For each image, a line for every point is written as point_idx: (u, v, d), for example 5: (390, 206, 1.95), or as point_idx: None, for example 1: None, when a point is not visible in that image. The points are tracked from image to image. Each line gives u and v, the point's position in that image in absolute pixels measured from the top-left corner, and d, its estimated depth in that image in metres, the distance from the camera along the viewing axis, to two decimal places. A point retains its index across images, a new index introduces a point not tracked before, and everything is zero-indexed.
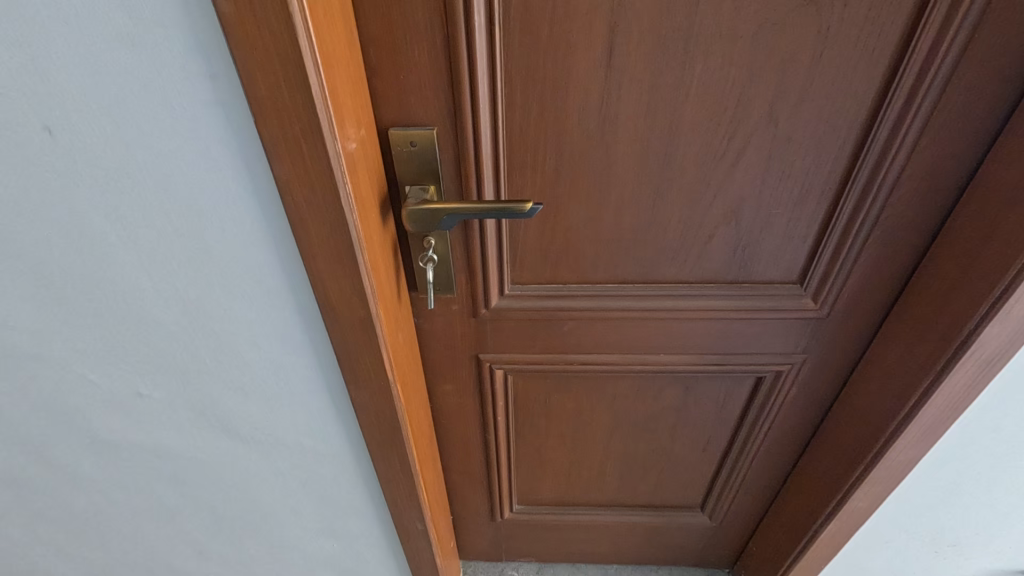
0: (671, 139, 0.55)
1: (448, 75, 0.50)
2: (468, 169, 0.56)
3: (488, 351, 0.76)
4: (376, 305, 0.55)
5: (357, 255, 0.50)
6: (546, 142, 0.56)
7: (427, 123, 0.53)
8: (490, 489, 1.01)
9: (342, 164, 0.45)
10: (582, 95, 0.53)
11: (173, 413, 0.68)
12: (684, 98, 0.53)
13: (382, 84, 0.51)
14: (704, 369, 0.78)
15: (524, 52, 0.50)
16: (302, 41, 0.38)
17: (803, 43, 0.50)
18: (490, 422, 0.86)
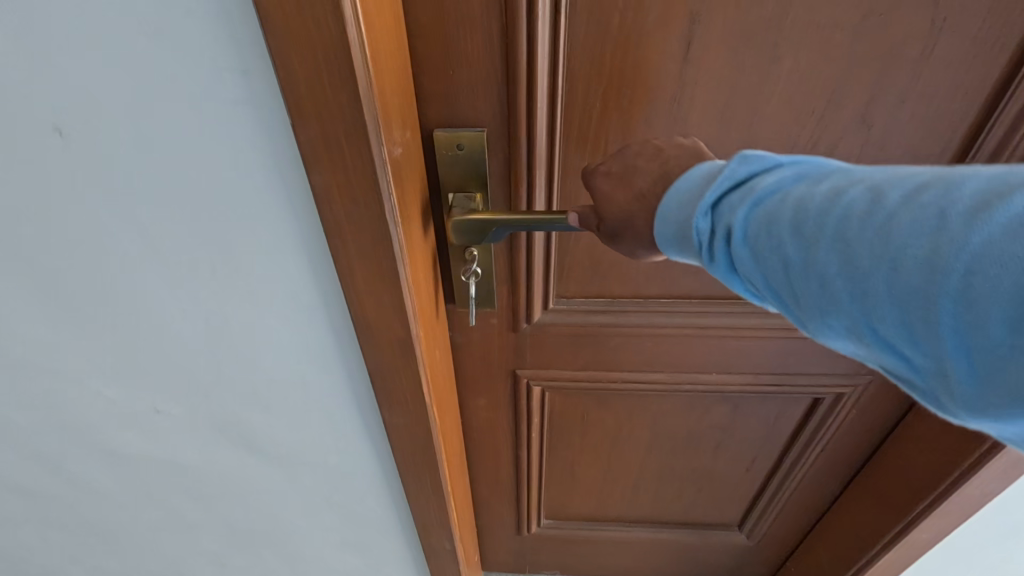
0: (748, 143, 0.49)
1: (504, 73, 0.45)
2: (518, 174, 0.50)
3: (526, 366, 0.71)
4: (417, 325, 0.50)
5: (399, 272, 0.44)
6: (607, 147, 0.50)
7: (477, 123, 0.47)
8: (519, 504, 0.97)
9: (388, 173, 0.39)
10: (652, 92, 0.47)
11: (192, 430, 0.63)
12: (766, 98, 0.47)
13: (428, 80, 0.45)
14: (759, 390, 0.73)
15: (590, 46, 0.44)
16: (352, 35, 0.33)
17: (911, 36, 0.43)
18: (524, 438, 0.82)
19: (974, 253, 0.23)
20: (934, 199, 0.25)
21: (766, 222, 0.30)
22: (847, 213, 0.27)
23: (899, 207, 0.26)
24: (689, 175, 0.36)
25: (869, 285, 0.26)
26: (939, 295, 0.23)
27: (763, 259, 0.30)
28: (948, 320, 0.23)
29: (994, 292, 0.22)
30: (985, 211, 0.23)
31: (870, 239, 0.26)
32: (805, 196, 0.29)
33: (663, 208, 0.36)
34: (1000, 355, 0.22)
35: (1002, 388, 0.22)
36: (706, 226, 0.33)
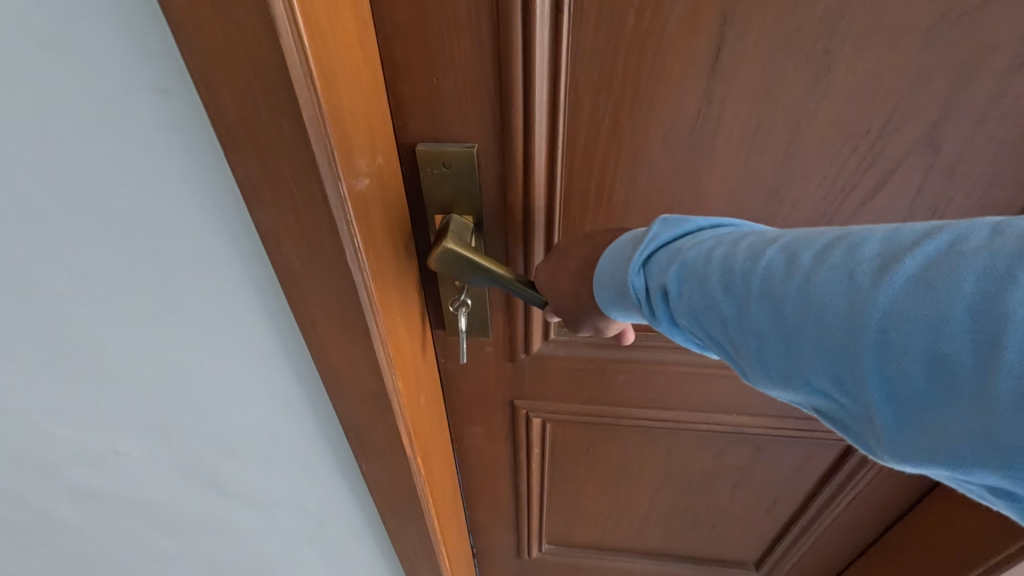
0: (786, 166, 0.42)
1: (495, 85, 0.38)
2: (514, 197, 0.44)
3: (525, 398, 0.65)
4: (395, 377, 0.43)
5: (368, 323, 0.38)
6: (618, 168, 0.43)
7: (465, 139, 0.41)
8: (518, 530, 0.91)
9: (351, 213, 0.33)
10: (672, 107, 0.39)
11: (154, 481, 0.57)
12: (811, 115, 0.39)
13: (408, 89, 0.39)
14: (785, 431, 0.65)
15: (598, 54, 0.37)
16: (290, 50, 0.26)
17: (1001, 43, 0.35)
18: (524, 468, 0.76)
19: (885, 311, 0.28)
20: (839, 261, 0.31)
21: (699, 279, 0.36)
22: (768, 273, 0.33)
23: (812, 268, 0.32)
24: (614, 241, 0.43)
25: (801, 338, 0.31)
26: (861, 346, 0.28)
27: (704, 313, 0.36)
28: (874, 370, 0.28)
29: (912, 345, 0.27)
30: (885, 275, 0.28)
31: (794, 298, 0.32)
32: (731, 257, 0.35)
33: (598, 274, 0.43)
34: (916, 398, 0.27)
35: (922, 425, 0.27)
36: (641, 284, 0.40)
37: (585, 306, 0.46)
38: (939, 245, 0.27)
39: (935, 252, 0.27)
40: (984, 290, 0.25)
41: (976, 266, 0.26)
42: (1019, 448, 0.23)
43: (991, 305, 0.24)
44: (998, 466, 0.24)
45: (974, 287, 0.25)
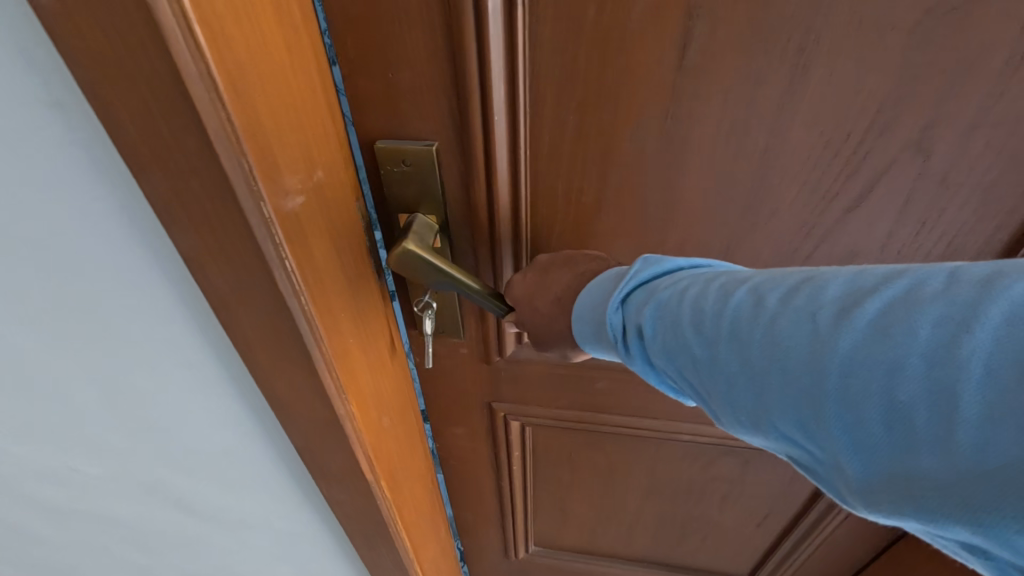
0: (764, 170, 0.39)
1: (450, 88, 0.37)
2: (479, 199, 0.43)
3: (503, 400, 0.63)
4: (348, 403, 0.42)
5: (310, 349, 0.37)
6: (587, 167, 0.41)
7: (426, 136, 0.40)
8: (504, 530, 0.91)
9: (279, 231, 0.31)
10: (640, 106, 0.37)
11: (115, 493, 0.57)
12: (789, 117, 0.36)
13: (365, 84, 0.37)
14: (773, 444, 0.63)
15: (559, 51, 0.35)
16: (185, 63, 0.25)
17: (994, 42, 0.32)
18: (504, 469, 0.75)
19: (845, 357, 0.28)
20: (802, 305, 0.31)
21: (670, 317, 0.36)
22: (736, 314, 0.33)
23: (777, 310, 0.32)
24: (597, 277, 0.42)
25: (765, 382, 0.31)
26: (823, 393, 0.29)
27: (674, 352, 0.36)
28: (837, 418, 0.28)
29: (871, 393, 0.27)
30: (845, 320, 0.29)
31: (759, 341, 0.32)
32: (699, 298, 0.35)
33: (578, 314, 0.42)
34: (877, 449, 0.27)
35: (885, 476, 0.27)
36: (618, 322, 0.40)
37: (551, 313, 0.44)
38: (897, 290, 0.28)
39: (892, 296, 0.28)
40: (939, 337, 0.26)
41: (932, 312, 0.26)
42: (977, 496, 0.24)
43: (946, 352, 0.25)
44: (960, 514, 0.25)
45: (930, 335, 0.26)
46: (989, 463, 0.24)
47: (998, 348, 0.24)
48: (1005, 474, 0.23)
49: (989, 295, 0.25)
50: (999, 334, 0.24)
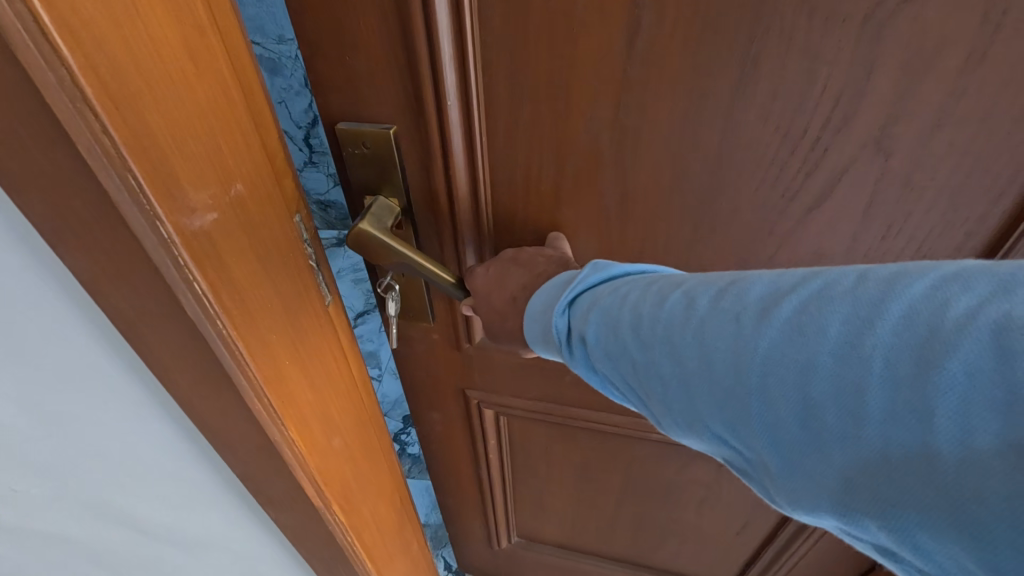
0: (720, 167, 0.39)
1: (405, 74, 0.38)
2: (439, 183, 0.43)
3: (476, 387, 0.65)
4: (286, 430, 0.39)
5: (233, 374, 0.34)
6: (543, 156, 0.41)
7: (384, 121, 0.41)
8: (486, 519, 0.92)
9: (183, 254, 0.28)
10: (592, 96, 0.37)
11: (38, 536, 0.50)
12: (742, 112, 0.36)
13: (325, 67, 0.39)
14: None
15: (509, 37, 0.36)
16: (39, 69, 0.21)
17: (952, 37, 0.30)
18: (482, 458, 0.76)
19: (763, 356, 0.27)
20: (728, 304, 0.30)
21: (611, 320, 0.35)
22: (669, 316, 0.32)
23: (706, 311, 0.31)
24: (550, 280, 0.41)
25: (694, 385, 0.30)
26: (744, 393, 0.28)
27: (615, 356, 0.35)
28: (757, 417, 0.28)
29: (787, 390, 0.26)
30: (764, 321, 0.28)
31: (689, 341, 0.31)
32: (639, 302, 0.34)
33: (529, 316, 0.42)
34: (795, 449, 0.26)
35: (804, 478, 0.27)
36: (563, 324, 0.39)
37: (508, 307, 0.44)
38: (814, 288, 0.27)
39: (809, 294, 0.27)
40: (848, 333, 0.25)
41: (842, 309, 0.26)
42: (886, 493, 0.24)
43: (852, 348, 0.25)
44: (874, 513, 0.25)
45: (840, 331, 0.25)
46: (894, 457, 0.23)
47: (897, 342, 0.23)
48: (907, 470, 0.23)
49: (894, 290, 0.24)
50: (899, 329, 0.24)
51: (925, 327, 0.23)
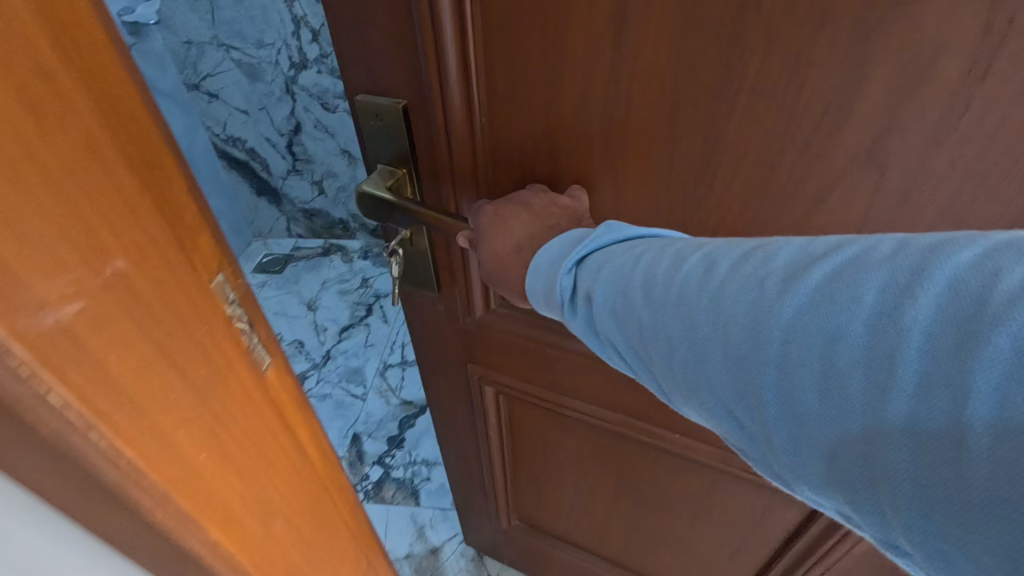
0: (677, 145, 0.44)
1: (415, 40, 0.44)
2: (442, 147, 0.51)
3: (477, 362, 0.69)
4: (207, 540, 0.30)
5: (112, 497, 0.25)
6: (534, 126, 0.48)
7: (397, 93, 0.48)
8: (487, 500, 0.96)
9: (25, 361, 0.20)
10: (574, 74, 0.44)
11: None
12: (698, 96, 0.41)
13: (351, 42, 0.46)
14: (735, 468, 0.63)
15: (509, 21, 0.43)
16: None
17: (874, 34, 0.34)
18: (482, 436, 0.80)
19: (789, 323, 0.30)
20: (755, 270, 0.33)
21: (620, 284, 0.39)
22: (689, 277, 0.36)
23: (728, 276, 0.34)
24: (563, 234, 0.46)
25: (709, 348, 0.34)
26: (766, 357, 0.31)
27: (620, 317, 0.39)
28: (776, 381, 0.30)
29: (812, 357, 0.29)
30: (789, 289, 0.30)
31: (709, 305, 0.34)
32: (651, 267, 0.38)
33: (533, 273, 0.46)
34: (811, 413, 0.29)
35: (810, 433, 0.29)
36: (567, 282, 0.43)
37: (514, 258, 0.49)
38: (843, 259, 0.29)
39: (840, 265, 0.29)
40: (881, 306, 0.27)
41: (877, 280, 0.27)
42: (901, 465, 0.26)
43: (886, 320, 0.26)
44: (882, 481, 0.27)
45: (874, 303, 0.27)
46: (920, 431, 0.25)
47: (937, 316, 0.25)
48: (932, 445, 0.25)
49: (933, 261, 0.26)
50: (939, 302, 0.25)
51: (971, 298, 0.24)
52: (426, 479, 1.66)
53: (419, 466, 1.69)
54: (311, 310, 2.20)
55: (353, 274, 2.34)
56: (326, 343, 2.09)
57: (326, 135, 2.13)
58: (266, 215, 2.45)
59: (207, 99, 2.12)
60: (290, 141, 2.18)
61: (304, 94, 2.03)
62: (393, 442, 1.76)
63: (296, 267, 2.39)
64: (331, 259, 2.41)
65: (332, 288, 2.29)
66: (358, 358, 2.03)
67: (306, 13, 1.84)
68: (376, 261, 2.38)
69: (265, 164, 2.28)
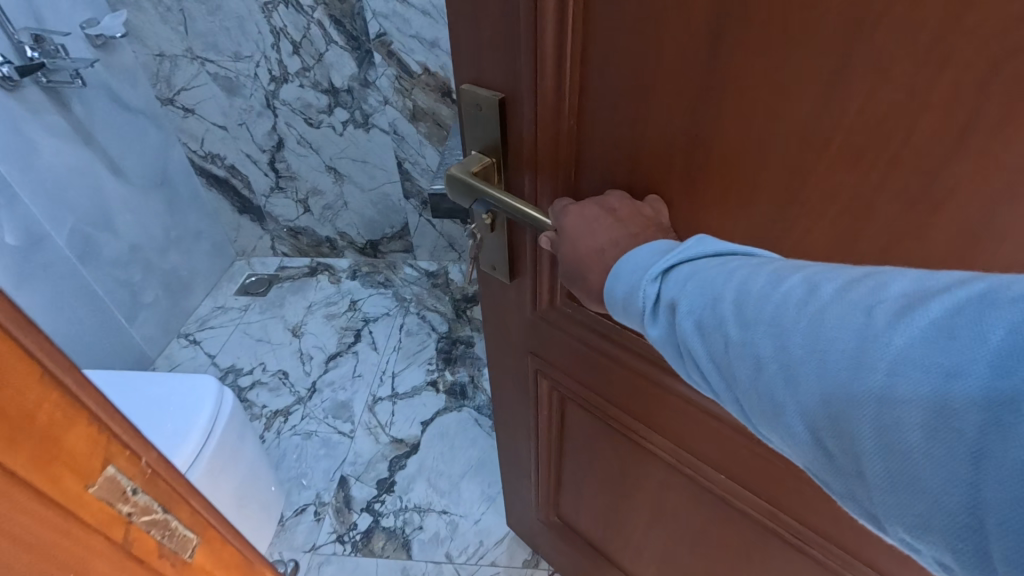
0: (764, 166, 0.47)
1: (521, 48, 0.50)
2: (529, 147, 0.57)
3: (539, 354, 0.76)
4: None
5: None
6: (622, 138, 0.52)
7: (495, 89, 0.55)
8: (534, 482, 1.06)
9: None
10: (665, 97, 0.47)
11: None
12: (785, 120, 0.43)
13: (466, 42, 0.54)
14: (779, 524, 0.67)
15: (611, 47, 0.47)
16: None
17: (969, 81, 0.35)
18: (539, 421, 0.89)
19: (894, 352, 0.31)
20: (860, 297, 0.34)
21: (711, 298, 0.42)
22: (785, 299, 0.37)
23: (830, 301, 0.35)
24: (650, 243, 0.48)
25: (800, 368, 0.36)
26: (864, 384, 0.32)
27: (708, 329, 0.42)
28: (874, 409, 0.32)
29: (919, 388, 0.30)
30: (901, 318, 0.31)
31: (805, 328, 0.36)
32: (748, 285, 0.40)
33: (614, 278, 0.49)
34: (910, 444, 0.30)
35: (910, 464, 0.30)
36: (653, 291, 0.46)
37: (595, 259, 0.51)
38: (968, 294, 0.29)
39: (962, 300, 0.29)
40: (1011, 347, 0.27)
41: (1008, 318, 0.27)
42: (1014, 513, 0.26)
43: (1015, 363, 0.26)
44: (993, 527, 0.27)
45: (1001, 342, 0.27)
46: None
47: None
48: None
49: None
50: None
51: None
52: (418, 528, 1.58)
53: (410, 513, 1.61)
54: (296, 337, 2.14)
55: (341, 295, 2.32)
56: (311, 374, 2.01)
57: (311, 151, 2.11)
58: (250, 235, 2.42)
59: (182, 114, 2.05)
60: (272, 158, 2.14)
61: (287, 109, 2.00)
62: (382, 486, 1.68)
63: (281, 289, 2.35)
64: (318, 280, 2.38)
65: (317, 313, 2.24)
66: (345, 391, 1.95)
67: (286, 23, 1.80)
68: (364, 280, 2.38)
69: (247, 182, 2.23)
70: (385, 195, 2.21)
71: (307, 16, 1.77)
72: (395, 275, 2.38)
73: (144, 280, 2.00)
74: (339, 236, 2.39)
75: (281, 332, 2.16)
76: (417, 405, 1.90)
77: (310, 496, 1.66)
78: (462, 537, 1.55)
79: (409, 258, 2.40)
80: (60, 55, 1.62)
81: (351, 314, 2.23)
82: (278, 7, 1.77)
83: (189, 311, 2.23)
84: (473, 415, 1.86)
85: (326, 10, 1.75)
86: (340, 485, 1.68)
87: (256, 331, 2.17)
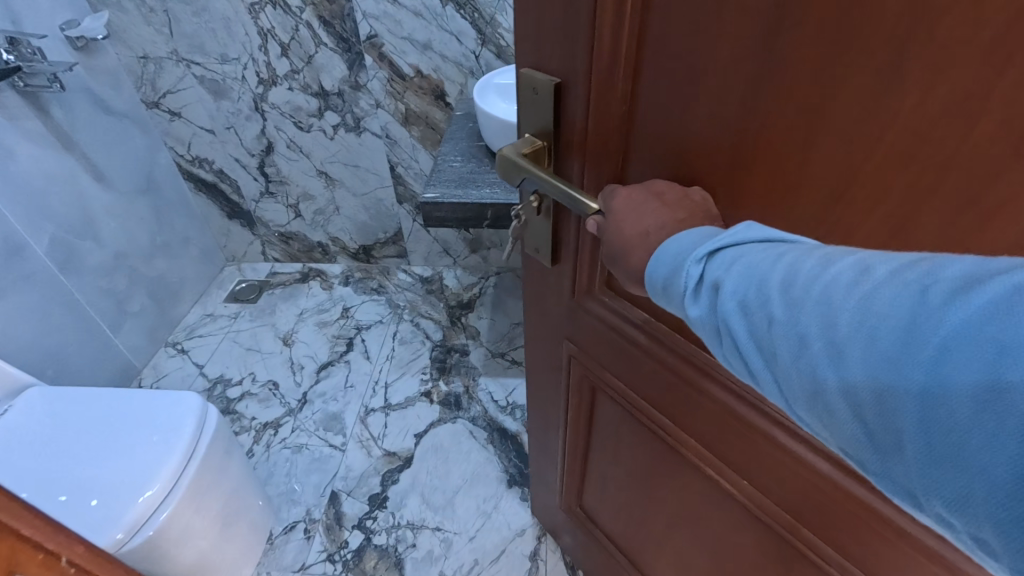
0: (807, 155, 0.46)
1: (581, 33, 0.53)
2: (580, 130, 0.60)
3: (575, 339, 0.78)
4: None
5: None
6: (670, 122, 0.53)
7: (553, 74, 0.59)
8: (559, 468, 1.08)
9: None
10: (713, 82, 0.48)
11: None
12: (827, 103, 0.42)
13: (530, 27, 0.58)
14: (801, 541, 0.64)
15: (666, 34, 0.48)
16: None
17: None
18: (571, 405, 0.92)
19: (948, 330, 0.28)
20: (915, 276, 0.31)
21: (759, 280, 0.40)
22: (833, 280, 0.35)
23: (883, 280, 0.32)
24: (695, 231, 0.48)
25: (845, 347, 0.33)
26: (911, 364, 0.30)
27: (752, 308, 0.40)
28: (920, 390, 0.29)
29: (973, 368, 0.27)
30: (959, 295, 0.28)
31: (851, 307, 0.33)
32: (799, 267, 0.38)
33: (657, 261, 0.49)
34: (958, 427, 0.28)
35: (955, 446, 0.28)
36: (695, 274, 0.45)
37: (640, 241, 0.52)
38: None
39: None
40: None
41: None
42: None
43: None
44: None
45: None
46: None
47: None
48: None
49: None
50: None
51: None
52: (411, 545, 1.54)
53: (403, 531, 1.57)
54: (286, 347, 2.09)
55: (333, 303, 2.28)
56: (301, 386, 1.96)
57: (301, 155, 2.08)
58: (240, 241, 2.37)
59: (169, 118, 2.00)
60: (261, 162, 2.11)
61: (276, 112, 1.97)
62: (374, 502, 1.64)
63: (272, 297, 2.31)
64: (311, 287, 2.35)
65: (309, 322, 2.20)
66: (337, 402, 1.91)
67: (273, 25, 1.76)
68: (357, 287, 2.35)
69: (237, 187, 2.19)
70: (377, 200, 2.20)
71: (295, 17, 1.74)
72: (387, 282, 2.37)
73: (129, 289, 1.93)
74: (331, 242, 2.37)
75: (271, 341, 2.12)
76: (411, 418, 1.86)
77: (300, 512, 1.61)
78: (456, 556, 1.51)
79: (402, 264, 2.41)
80: (37, 58, 1.55)
81: (342, 322, 2.20)
82: (266, 8, 1.73)
83: (177, 320, 2.17)
84: (467, 428, 1.83)
85: (315, 12, 1.72)
86: (331, 501, 1.64)
87: (245, 339, 2.12)
